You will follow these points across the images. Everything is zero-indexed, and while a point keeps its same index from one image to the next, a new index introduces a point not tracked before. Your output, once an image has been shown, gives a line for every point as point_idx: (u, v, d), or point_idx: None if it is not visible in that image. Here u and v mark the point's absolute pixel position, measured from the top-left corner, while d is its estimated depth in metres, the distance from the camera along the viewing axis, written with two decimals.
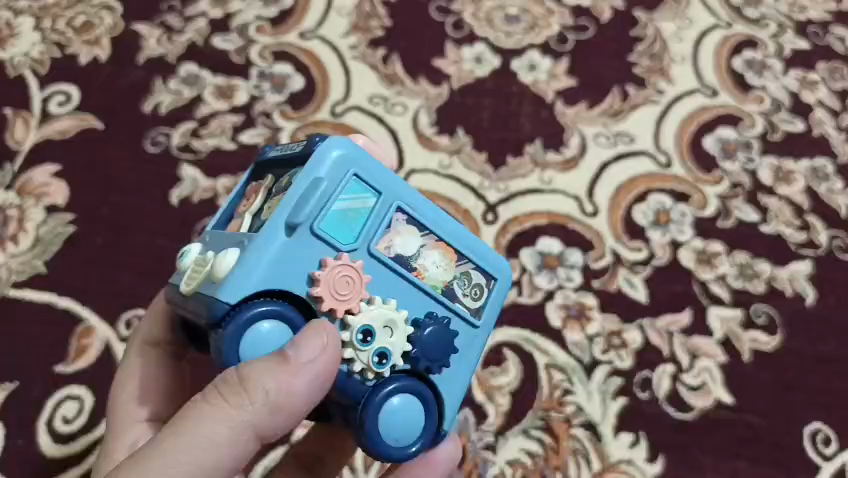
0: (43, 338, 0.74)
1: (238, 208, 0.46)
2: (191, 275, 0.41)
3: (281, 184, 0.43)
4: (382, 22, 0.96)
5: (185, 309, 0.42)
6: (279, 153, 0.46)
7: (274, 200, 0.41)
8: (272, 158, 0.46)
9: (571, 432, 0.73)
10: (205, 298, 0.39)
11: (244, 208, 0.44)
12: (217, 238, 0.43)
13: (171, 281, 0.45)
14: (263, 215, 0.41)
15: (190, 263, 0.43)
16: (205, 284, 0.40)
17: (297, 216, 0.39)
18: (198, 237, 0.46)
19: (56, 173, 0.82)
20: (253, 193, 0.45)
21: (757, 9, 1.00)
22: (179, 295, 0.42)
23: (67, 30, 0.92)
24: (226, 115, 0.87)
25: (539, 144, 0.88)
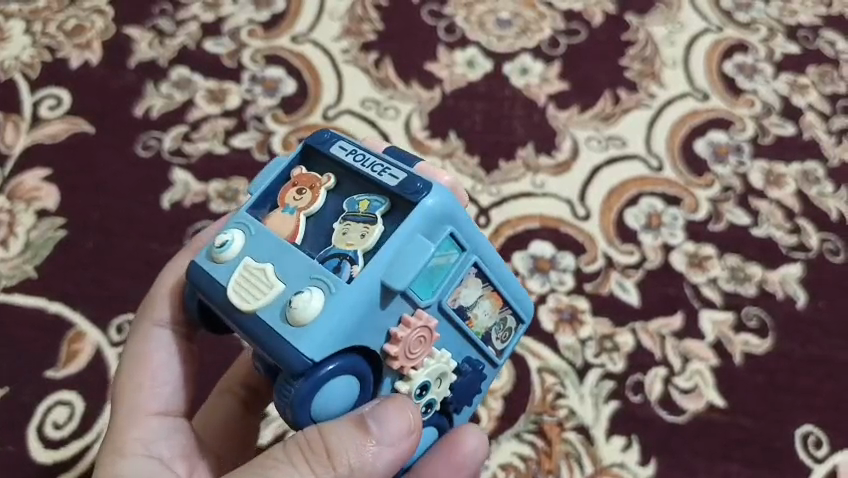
0: (34, 343, 0.73)
1: (284, 197, 0.44)
2: (254, 296, 0.39)
3: (357, 209, 0.42)
4: (374, 26, 0.96)
5: (225, 313, 0.40)
6: (347, 156, 0.44)
7: (356, 234, 0.40)
8: (335, 158, 0.44)
9: (564, 435, 0.73)
10: (276, 329, 0.38)
11: (301, 209, 0.43)
12: (268, 242, 0.41)
13: (196, 263, 0.42)
14: (342, 247, 0.40)
15: (242, 270, 0.40)
16: (277, 317, 0.39)
17: (397, 275, 0.39)
18: (233, 219, 0.43)
19: (47, 177, 0.82)
20: (315, 199, 0.43)
21: (748, 13, 1.00)
22: (225, 302, 0.40)
23: (58, 33, 0.91)
24: (218, 119, 0.87)
25: (531, 147, 0.88)
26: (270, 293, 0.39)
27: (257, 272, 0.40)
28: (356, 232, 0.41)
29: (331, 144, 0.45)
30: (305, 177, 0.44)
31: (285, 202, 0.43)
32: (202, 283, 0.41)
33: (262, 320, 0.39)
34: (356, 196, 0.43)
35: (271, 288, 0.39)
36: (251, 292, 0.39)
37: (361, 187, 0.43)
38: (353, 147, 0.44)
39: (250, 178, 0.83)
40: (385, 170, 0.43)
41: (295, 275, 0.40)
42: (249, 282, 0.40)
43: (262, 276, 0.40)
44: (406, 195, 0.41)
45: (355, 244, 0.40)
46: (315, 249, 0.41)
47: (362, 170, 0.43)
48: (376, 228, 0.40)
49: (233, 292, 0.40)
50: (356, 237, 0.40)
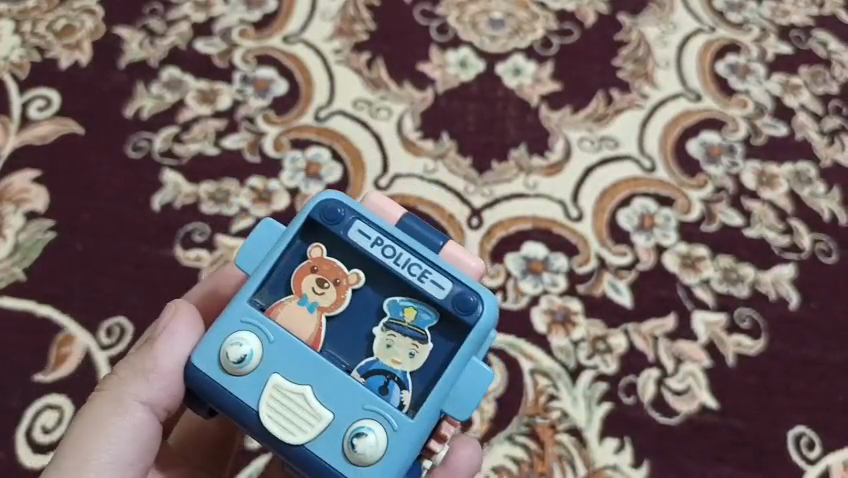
0: (23, 347, 0.73)
1: (299, 287, 0.45)
2: (305, 431, 0.42)
3: (402, 318, 0.45)
4: (366, 26, 0.95)
5: (257, 435, 0.43)
6: (373, 247, 0.46)
7: (404, 352, 0.44)
8: (360, 247, 0.46)
9: (557, 438, 0.73)
10: (331, 463, 0.42)
11: (322, 308, 0.45)
12: (296, 355, 0.43)
13: (215, 378, 0.43)
14: (388, 363, 0.44)
15: (280, 401, 0.42)
16: (338, 457, 0.42)
17: (457, 406, 0.44)
18: (247, 320, 0.44)
19: (36, 179, 0.81)
20: (340, 299, 0.45)
21: (741, 13, 1.00)
22: (271, 439, 0.43)
23: (47, 33, 0.90)
24: (209, 120, 0.86)
25: (524, 148, 0.88)
26: (318, 425, 0.42)
27: (294, 396, 0.43)
28: (404, 347, 0.44)
29: (349, 224, 0.46)
30: (325, 266, 0.46)
31: (303, 291, 0.45)
32: (234, 408, 0.43)
33: (313, 452, 0.42)
34: (397, 299, 0.45)
35: (317, 419, 0.42)
36: (293, 423, 0.42)
37: (389, 284, 0.46)
38: (378, 234, 0.46)
39: (242, 180, 0.82)
40: (425, 274, 0.45)
41: (342, 404, 0.43)
42: (289, 409, 0.42)
43: (301, 402, 0.43)
44: (459, 313, 0.44)
45: (403, 362, 0.44)
46: (351, 357, 0.45)
47: (399, 270, 0.45)
48: (424, 347, 0.44)
49: (272, 420, 0.42)
50: (405, 356, 0.44)
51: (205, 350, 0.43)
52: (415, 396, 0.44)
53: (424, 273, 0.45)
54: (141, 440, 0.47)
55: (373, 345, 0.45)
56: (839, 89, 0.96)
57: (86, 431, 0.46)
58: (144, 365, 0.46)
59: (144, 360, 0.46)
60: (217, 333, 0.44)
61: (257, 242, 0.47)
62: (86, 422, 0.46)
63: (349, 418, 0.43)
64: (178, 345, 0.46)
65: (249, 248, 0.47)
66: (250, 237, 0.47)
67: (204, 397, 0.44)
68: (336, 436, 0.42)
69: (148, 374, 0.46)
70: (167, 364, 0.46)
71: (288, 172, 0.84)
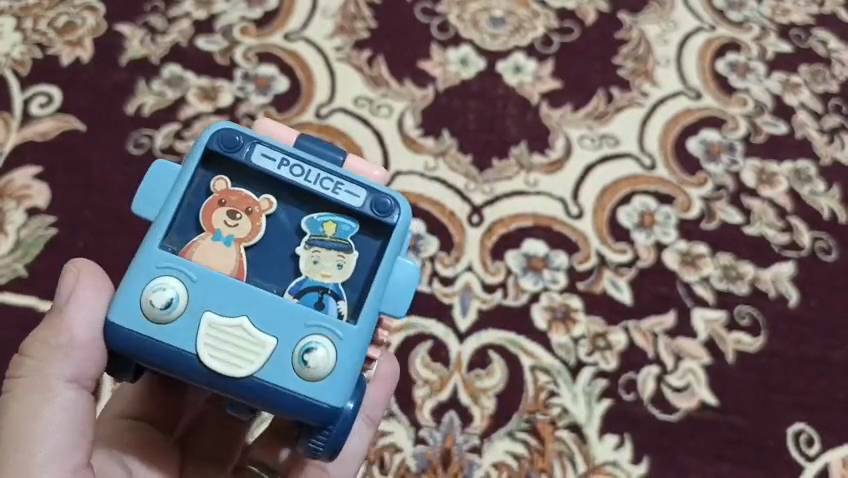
0: (25, 342, 0.73)
1: (211, 219, 0.44)
2: (251, 361, 0.42)
3: (324, 232, 0.45)
4: (366, 24, 0.95)
5: (202, 379, 0.42)
6: (280, 169, 0.45)
7: (330, 265, 0.45)
8: (266, 170, 0.45)
9: (556, 434, 0.73)
10: (285, 384, 0.42)
11: (240, 239, 0.44)
12: (222, 288, 0.43)
13: (147, 329, 0.42)
14: (319, 279, 0.44)
15: (220, 339, 0.42)
16: (289, 376, 0.42)
17: (393, 304, 0.46)
18: (164, 262, 0.43)
19: (37, 175, 0.81)
20: (257, 228, 0.45)
21: (741, 11, 1.00)
22: (218, 378, 0.42)
23: (48, 30, 0.90)
24: (210, 117, 0.86)
25: (524, 146, 0.88)
26: (262, 352, 0.42)
27: (230, 331, 0.42)
28: (329, 261, 0.45)
29: (249, 150, 0.45)
30: (236, 196, 0.45)
31: (216, 225, 0.44)
32: (174, 355, 0.42)
33: (265, 379, 0.42)
34: (316, 216, 0.46)
35: (260, 346, 0.42)
36: (237, 355, 0.42)
37: (305, 203, 0.46)
38: (282, 155, 0.46)
39: None
40: (337, 186, 0.46)
41: (281, 327, 0.43)
42: (229, 344, 0.42)
43: (240, 334, 0.42)
44: (376, 217, 0.46)
45: (333, 275, 0.45)
46: (277, 278, 0.45)
47: (311, 187, 0.45)
48: (350, 256, 0.45)
49: (216, 359, 0.42)
50: (333, 269, 0.45)
51: (125, 305, 0.42)
52: (350, 305, 0.45)
53: (336, 184, 0.46)
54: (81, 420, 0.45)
55: (300, 263, 0.45)
56: (839, 88, 0.96)
57: (21, 426, 0.44)
58: (59, 339, 0.44)
59: (60, 332, 0.44)
60: (134, 285, 0.42)
61: (152, 186, 0.45)
62: (16, 417, 0.44)
63: (292, 339, 0.43)
64: (91, 311, 0.44)
65: (143, 196, 0.45)
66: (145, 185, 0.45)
67: (136, 356, 0.42)
68: (283, 356, 0.43)
69: (65, 349, 0.44)
70: (83, 333, 0.44)
71: None
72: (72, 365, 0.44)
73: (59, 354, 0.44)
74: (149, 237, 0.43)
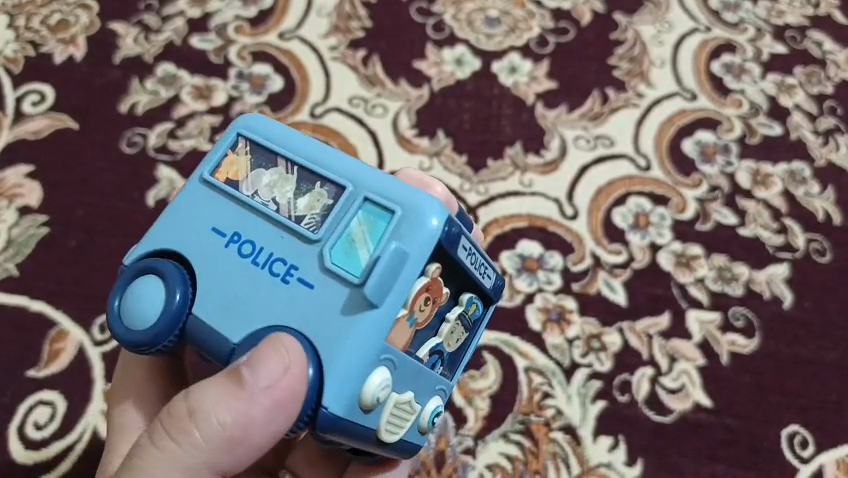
0: (17, 342, 0.73)
1: (416, 303, 0.38)
2: (404, 425, 0.40)
3: (471, 312, 0.43)
4: (362, 23, 0.95)
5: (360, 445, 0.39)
6: (466, 258, 0.40)
7: (457, 338, 0.43)
8: (458, 260, 0.40)
9: (551, 436, 0.73)
10: (412, 444, 0.42)
11: (418, 325, 0.39)
12: (409, 370, 0.39)
13: (350, 415, 0.37)
14: (446, 346, 0.42)
15: (393, 413, 0.39)
16: (413, 434, 0.42)
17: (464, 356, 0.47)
18: (379, 357, 0.37)
19: (30, 174, 0.81)
20: (431, 318, 0.40)
21: (736, 13, 1.00)
22: (375, 443, 0.40)
23: (41, 28, 0.90)
24: (204, 116, 0.86)
25: (519, 146, 0.88)
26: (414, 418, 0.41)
27: (403, 405, 0.40)
28: (461, 335, 0.43)
29: (457, 245, 0.39)
30: (437, 286, 0.39)
31: (415, 308, 0.38)
32: (356, 431, 0.38)
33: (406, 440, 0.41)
34: (470, 292, 0.43)
35: (413, 415, 0.41)
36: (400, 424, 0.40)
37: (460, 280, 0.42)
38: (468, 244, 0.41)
39: None
40: (486, 270, 0.43)
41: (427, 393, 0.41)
42: (399, 417, 0.40)
43: (407, 408, 0.40)
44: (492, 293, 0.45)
45: (454, 346, 0.43)
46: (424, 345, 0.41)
47: (473, 271, 0.42)
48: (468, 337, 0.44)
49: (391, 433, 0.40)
50: (457, 342, 0.43)
51: (342, 396, 0.36)
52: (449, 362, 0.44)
53: (487, 269, 0.43)
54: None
55: (444, 329, 0.41)
56: (834, 89, 0.96)
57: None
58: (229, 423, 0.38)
59: (232, 416, 0.38)
60: (353, 375, 0.36)
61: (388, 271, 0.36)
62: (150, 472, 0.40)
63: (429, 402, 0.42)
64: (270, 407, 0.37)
65: (380, 279, 0.36)
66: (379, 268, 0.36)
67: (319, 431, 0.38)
68: (419, 419, 0.42)
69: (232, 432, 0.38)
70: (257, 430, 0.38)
71: None
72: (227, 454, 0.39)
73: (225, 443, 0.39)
74: (371, 329, 0.36)
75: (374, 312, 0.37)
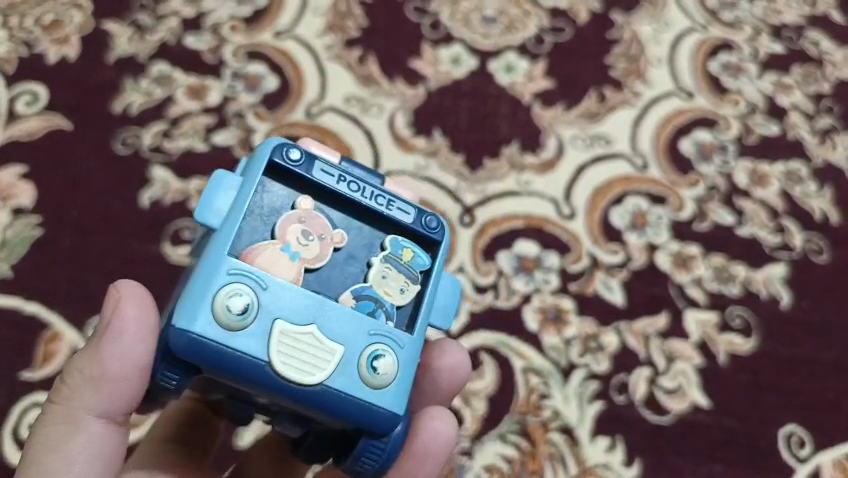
0: (10, 343, 0.72)
1: (284, 233, 0.45)
2: (312, 360, 0.43)
3: (401, 255, 0.48)
4: (357, 22, 0.95)
5: (274, 388, 0.42)
6: (334, 183, 0.47)
7: (396, 287, 0.47)
8: (326, 184, 0.47)
9: (547, 437, 0.72)
10: (351, 391, 0.44)
11: (304, 258, 0.45)
12: (291, 296, 0.44)
13: (222, 330, 0.42)
14: (381, 293, 0.47)
15: (284, 341, 0.42)
16: (339, 377, 0.43)
17: (440, 317, 0.50)
18: (234, 278, 0.43)
19: (23, 174, 0.80)
20: (323, 254, 0.46)
21: (733, 12, 1.00)
22: (289, 380, 0.42)
23: (35, 28, 0.89)
24: (199, 116, 0.85)
25: (516, 145, 0.88)
26: (333, 359, 0.43)
27: (302, 336, 0.43)
28: (406, 288, 0.47)
29: (310, 166, 0.47)
30: (311, 219, 0.47)
31: (287, 238, 0.45)
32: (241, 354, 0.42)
33: (333, 387, 0.43)
34: (400, 238, 0.49)
35: (330, 352, 0.43)
36: (309, 363, 0.43)
37: (369, 221, 0.49)
38: (340, 172, 0.48)
39: None
40: (391, 203, 0.49)
41: (348, 335, 0.44)
42: (299, 349, 0.43)
43: (311, 340, 0.43)
44: (429, 235, 0.49)
45: (392, 293, 0.47)
46: (340, 291, 0.46)
47: (365, 201, 0.48)
48: (414, 285, 0.48)
49: (287, 366, 0.42)
50: (397, 291, 0.47)
51: (191, 312, 0.42)
52: (404, 319, 0.48)
53: (390, 202, 0.48)
54: (102, 451, 0.47)
55: (370, 274, 0.47)
56: (831, 89, 0.96)
57: (45, 445, 0.47)
58: (91, 373, 0.46)
59: (93, 362, 0.46)
60: (203, 291, 0.42)
61: (217, 192, 0.45)
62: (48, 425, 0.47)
63: (358, 345, 0.44)
64: (119, 346, 0.45)
65: (206, 201, 0.45)
66: (206, 192, 0.45)
67: (207, 366, 0.42)
68: (349, 364, 0.44)
69: (96, 382, 0.46)
70: (113, 367, 0.45)
71: None
72: (102, 399, 0.46)
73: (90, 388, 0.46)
74: (214, 250, 0.44)
75: (219, 237, 0.44)
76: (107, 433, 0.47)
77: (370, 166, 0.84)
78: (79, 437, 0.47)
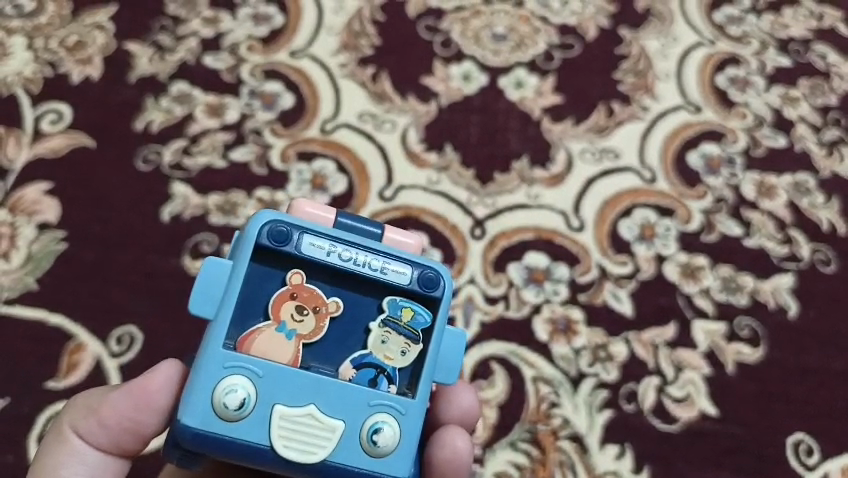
0: (34, 353, 0.74)
1: (277, 313, 0.48)
2: (313, 442, 0.46)
3: (400, 316, 0.49)
4: (371, 41, 0.97)
5: (279, 466, 0.46)
6: (324, 253, 0.49)
7: (396, 351, 0.49)
8: (317, 259, 0.49)
9: (557, 444, 0.73)
10: (356, 462, 0.46)
11: (301, 334, 0.48)
12: (288, 379, 0.46)
13: (222, 424, 0.45)
14: (381, 359, 0.49)
15: (286, 428, 0.45)
16: (341, 452, 0.46)
17: (445, 374, 0.51)
18: (231, 369, 0.46)
19: (48, 190, 0.83)
20: (320, 326, 0.49)
21: (740, 26, 1.02)
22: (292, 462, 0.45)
23: (59, 50, 0.92)
24: (217, 133, 0.88)
25: (526, 160, 0.90)
26: (334, 436, 0.46)
27: (303, 418, 0.46)
28: (408, 350, 0.49)
29: (299, 241, 0.48)
30: (303, 293, 0.49)
31: (282, 317, 0.48)
32: (246, 442, 0.45)
33: (337, 461, 0.46)
34: (399, 299, 0.50)
35: (332, 430, 0.46)
36: (311, 443, 0.46)
37: (368, 287, 0.50)
38: (331, 242, 0.49)
39: (249, 191, 0.84)
40: (385, 266, 0.50)
41: (348, 410, 0.47)
42: (302, 432, 0.46)
43: (312, 421, 0.46)
44: (426, 292, 0.50)
45: (393, 358, 0.49)
46: (342, 361, 0.49)
47: (359, 269, 0.49)
48: (414, 345, 0.49)
49: (290, 449, 0.45)
50: (398, 354, 0.49)
51: (194, 409, 0.45)
52: (406, 380, 0.50)
53: (384, 266, 0.49)
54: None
55: (368, 342, 0.49)
56: (838, 101, 0.97)
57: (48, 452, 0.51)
58: (102, 411, 0.50)
59: (106, 403, 0.50)
60: (202, 386, 0.45)
61: (207, 281, 0.47)
62: (54, 437, 0.51)
63: (358, 420, 0.47)
64: (134, 404, 0.50)
65: (198, 291, 0.47)
66: (197, 281, 0.47)
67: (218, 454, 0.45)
68: (351, 439, 0.47)
69: (102, 422, 0.50)
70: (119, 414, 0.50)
71: (295, 184, 0.86)
72: (100, 435, 0.51)
73: (96, 421, 0.50)
74: (212, 338, 0.46)
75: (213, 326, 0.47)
76: (101, 464, 0.52)
77: (383, 180, 0.87)
78: (75, 458, 0.51)
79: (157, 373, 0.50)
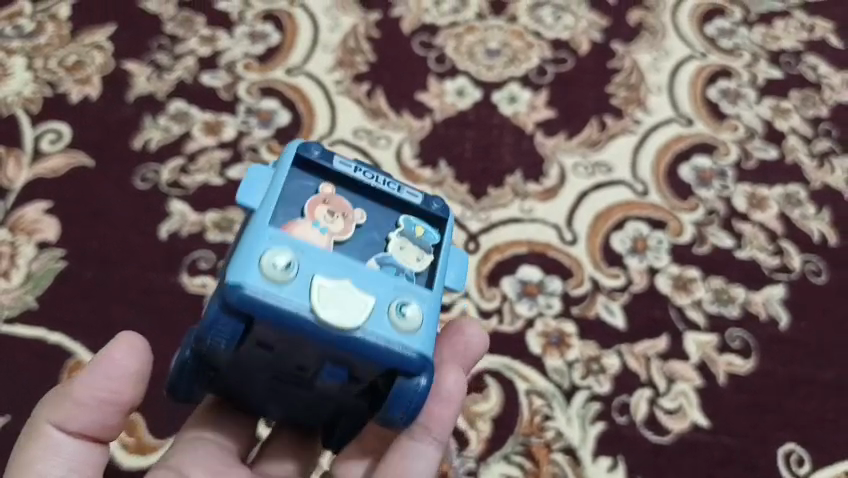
0: (33, 371, 0.75)
1: (312, 212, 0.52)
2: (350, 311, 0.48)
3: (416, 231, 0.54)
4: (366, 57, 0.98)
5: (317, 338, 0.47)
6: (352, 171, 0.55)
7: (413, 256, 0.53)
8: (345, 173, 0.54)
9: (551, 457, 0.74)
10: (387, 334, 0.48)
11: (333, 232, 0.52)
12: (324, 254, 0.49)
13: (268, 289, 0.47)
14: (402, 261, 0.52)
15: (324, 295, 0.47)
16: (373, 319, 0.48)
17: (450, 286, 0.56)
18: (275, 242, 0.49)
19: (47, 209, 0.84)
20: (348, 228, 0.52)
21: (731, 39, 1.03)
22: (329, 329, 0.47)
23: (58, 69, 0.94)
24: (214, 150, 0.89)
25: (519, 175, 0.91)
26: (368, 305, 0.48)
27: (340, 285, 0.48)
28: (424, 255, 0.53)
29: (331, 158, 0.55)
30: (334, 200, 0.53)
31: (316, 215, 0.52)
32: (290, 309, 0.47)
33: (370, 328, 0.48)
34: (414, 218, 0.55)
35: (365, 300, 0.48)
36: (348, 310, 0.47)
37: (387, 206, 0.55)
38: (356, 164, 0.55)
39: None
40: (401, 187, 0.56)
41: (377, 287, 0.50)
42: (339, 299, 0.48)
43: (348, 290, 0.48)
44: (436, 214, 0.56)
45: (413, 262, 0.53)
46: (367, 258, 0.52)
47: (379, 186, 0.55)
48: (428, 255, 0.53)
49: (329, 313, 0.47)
50: (415, 258, 0.53)
51: (243, 268, 0.47)
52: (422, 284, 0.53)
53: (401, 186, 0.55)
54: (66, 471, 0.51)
55: (389, 245, 0.53)
56: (829, 112, 0.98)
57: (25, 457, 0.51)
58: (73, 395, 0.51)
59: (78, 389, 0.51)
60: (249, 254, 0.48)
61: (252, 182, 0.52)
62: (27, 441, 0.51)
63: (387, 296, 0.50)
64: (104, 377, 0.51)
65: (245, 189, 0.52)
66: (244, 185, 0.52)
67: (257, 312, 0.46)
68: (382, 311, 0.49)
69: (75, 404, 0.51)
70: (93, 391, 0.51)
71: None
72: (76, 419, 0.51)
73: (72, 407, 0.51)
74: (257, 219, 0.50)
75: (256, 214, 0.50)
76: (80, 453, 0.52)
77: None
78: (53, 452, 0.51)
79: (119, 347, 0.53)
